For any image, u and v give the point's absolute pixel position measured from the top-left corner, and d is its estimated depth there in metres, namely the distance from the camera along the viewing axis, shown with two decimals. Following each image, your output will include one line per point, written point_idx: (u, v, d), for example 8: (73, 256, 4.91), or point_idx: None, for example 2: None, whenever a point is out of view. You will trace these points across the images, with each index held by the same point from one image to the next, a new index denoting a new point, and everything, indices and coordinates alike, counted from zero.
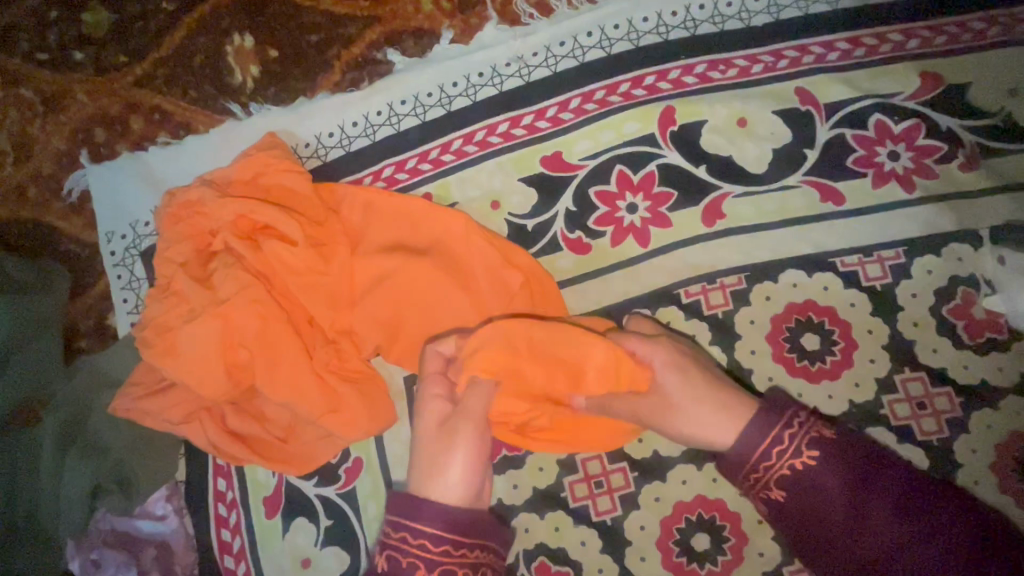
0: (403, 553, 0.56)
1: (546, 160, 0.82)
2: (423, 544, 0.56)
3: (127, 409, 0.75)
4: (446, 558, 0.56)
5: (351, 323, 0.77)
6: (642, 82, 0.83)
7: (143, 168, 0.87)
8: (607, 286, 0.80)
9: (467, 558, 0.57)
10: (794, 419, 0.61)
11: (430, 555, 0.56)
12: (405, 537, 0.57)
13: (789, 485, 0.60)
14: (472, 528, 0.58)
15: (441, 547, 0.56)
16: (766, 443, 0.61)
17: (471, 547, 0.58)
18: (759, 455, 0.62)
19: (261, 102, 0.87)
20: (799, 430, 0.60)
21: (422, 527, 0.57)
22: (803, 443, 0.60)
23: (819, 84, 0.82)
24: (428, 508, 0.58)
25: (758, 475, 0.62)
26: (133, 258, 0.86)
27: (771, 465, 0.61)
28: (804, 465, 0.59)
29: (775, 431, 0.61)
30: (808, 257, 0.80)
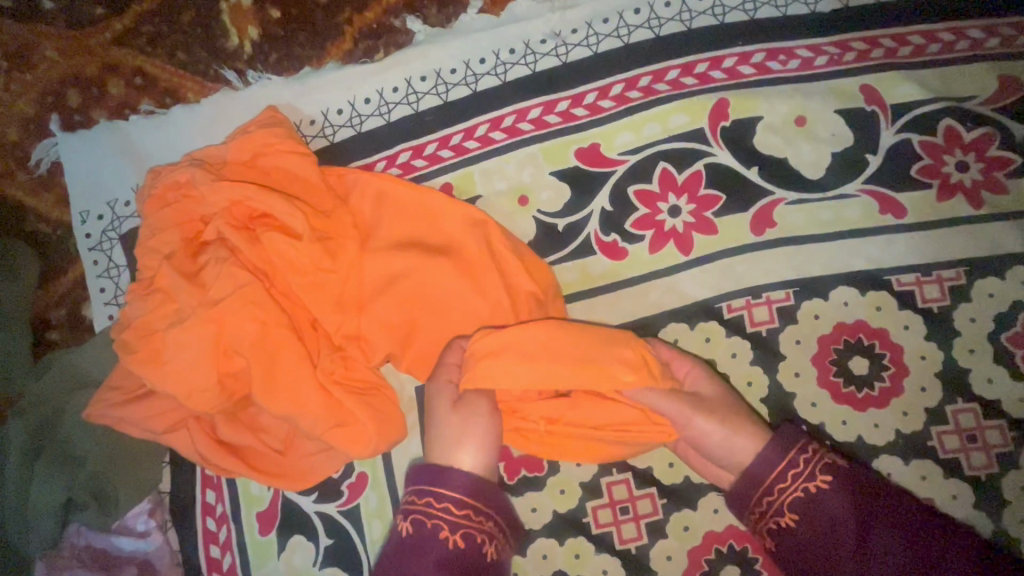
0: (431, 517, 0.58)
1: (582, 152, 0.74)
2: (448, 509, 0.58)
3: (103, 415, 0.67)
4: (466, 521, 0.57)
5: (360, 328, 0.68)
6: (692, 70, 0.74)
7: (124, 140, 0.77)
8: (642, 296, 0.73)
9: (485, 525, 0.58)
10: (809, 445, 0.60)
11: (453, 518, 0.57)
12: (431, 503, 0.58)
13: (800, 512, 0.57)
14: (487, 493, 0.60)
15: (463, 511, 0.58)
16: (783, 465, 0.60)
17: (491, 514, 0.59)
18: (773, 478, 0.60)
19: (260, 70, 0.77)
20: (813, 454, 0.59)
21: (447, 494, 0.58)
22: (816, 467, 0.58)
23: (887, 82, 0.74)
24: (449, 477, 0.59)
25: (771, 499, 0.60)
26: (111, 242, 0.76)
27: (784, 488, 0.59)
28: (817, 490, 0.57)
29: (791, 454, 0.60)
30: (862, 273, 0.73)
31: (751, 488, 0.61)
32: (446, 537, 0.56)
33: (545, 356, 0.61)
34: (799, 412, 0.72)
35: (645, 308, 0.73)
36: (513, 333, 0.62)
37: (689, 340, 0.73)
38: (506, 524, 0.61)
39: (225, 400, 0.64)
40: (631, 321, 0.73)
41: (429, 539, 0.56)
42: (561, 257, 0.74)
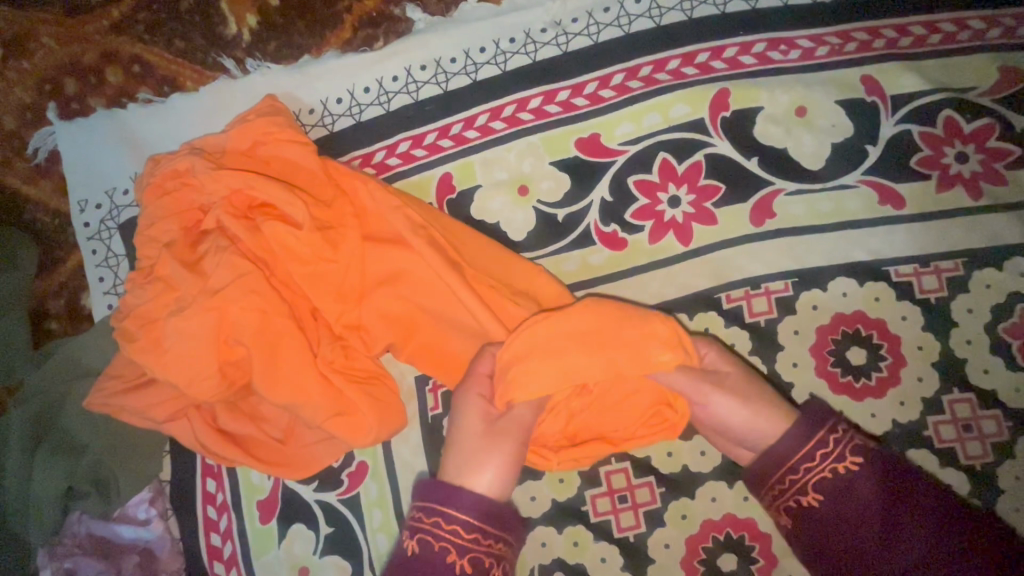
0: (437, 537, 0.55)
1: (582, 142, 0.74)
2: (456, 531, 0.55)
3: (104, 404, 0.67)
4: (474, 545, 0.54)
5: (361, 318, 0.69)
6: (693, 59, 0.74)
7: (122, 130, 0.76)
8: (641, 287, 0.73)
9: (495, 546, 0.55)
10: (838, 426, 0.57)
11: (461, 541, 0.54)
12: (438, 522, 0.55)
13: (824, 492, 0.55)
14: (501, 515, 0.56)
15: (473, 534, 0.55)
16: (811, 445, 0.57)
17: (501, 535, 0.56)
18: (800, 456, 0.57)
19: (259, 58, 0.76)
20: (844, 435, 0.56)
21: (456, 514, 0.55)
22: (845, 449, 0.55)
23: (887, 72, 0.74)
24: (461, 495, 0.56)
25: (794, 476, 0.57)
26: (110, 232, 0.76)
27: (811, 467, 0.56)
28: (845, 472, 0.55)
29: (821, 433, 0.57)
30: (860, 264, 0.73)
31: (772, 465, 0.58)
32: (452, 562, 0.53)
33: (568, 346, 0.60)
34: (797, 402, 0.73)
35: (644, 299, 0.73)
36: (543, 326, 0.61)
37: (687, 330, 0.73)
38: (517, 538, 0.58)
39: (226, 388, 0.64)
40: None
41: (434, 561, 0.54)
42: (560, 247, 0.74)
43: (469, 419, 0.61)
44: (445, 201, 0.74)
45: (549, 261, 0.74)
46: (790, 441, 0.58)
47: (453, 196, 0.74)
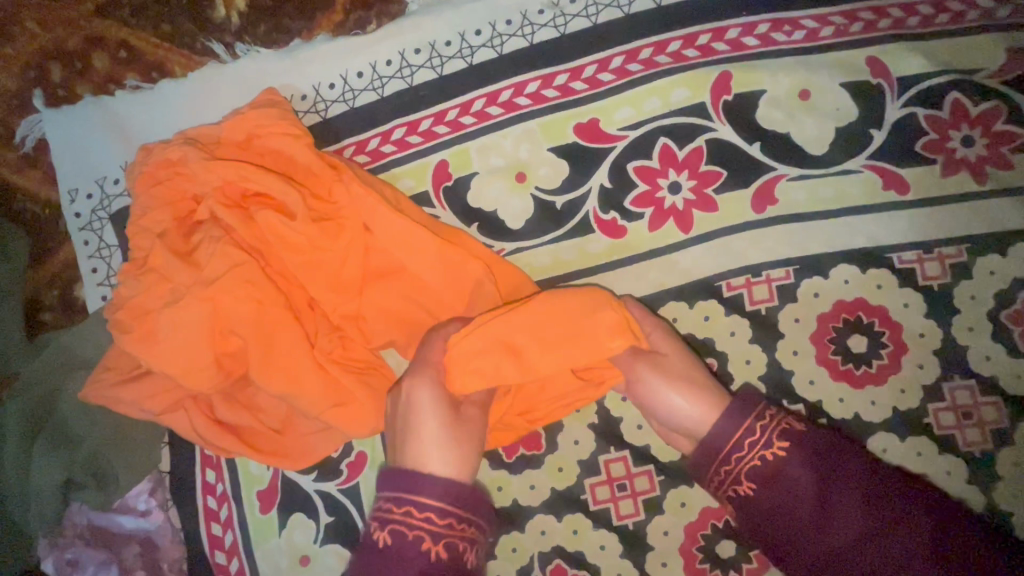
0: (410, 527, 0.51)
1: (581, 127, 0.72)
2: (430, 518, 0.51)
3: (99, 397, 0.66)
4: (449, 530, 0.52)
5: (359, 309, 0.68)
6: (695, 41, 0.72)
7: (111, 117, 0.75)
8: (640, 275, 0.72)
9: (468, 530, 0.53)
10: (766, 412, 0.59)
11: (433, 527, 0.51)
12: (410, 513, 0.52)
13: (758, 479, 0.57)
14: (472, 500, 0.54)
15: (447, 521, 0.52)
16: (739, 434, 0.58)
17: (474, 518, 0.54)
18: (730, 445, 0.59)
19: (249, 43, 0.75)
20: (770, 420, 0.58)
21: (428, 501, 0.52)
22: (772, 434, 0.57)
23: (894, 53, 0.72)
24: (430, 482, 0.53)
25: (729, 467, 0.59)
26: (102, 222, 0.75)
27: (742, 457, 0.58)
28: (773, 457, 0.56)
29: (748, 422, 0.58)
30: (862, 251, 0.72)
31: (707, 459, 0.60)
32: (428, 549, 0.50)
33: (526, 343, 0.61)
34: (797, 391, 0.72)
35: (644, 287, 0.72)
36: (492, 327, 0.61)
37: (688, 319, 0.72)
38: (490, 523, 0.56)
39: (223, 380, 0.64)
40: (630, 300, 0.72)
41: (408, 552, 0.50)
42: (559, 236, 0.73)
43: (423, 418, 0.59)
44: (442, 188, 0.73)
45: (548, 249, 0.73)
46: (716, 437, 0.60)
47: (449, 183, 0.73)
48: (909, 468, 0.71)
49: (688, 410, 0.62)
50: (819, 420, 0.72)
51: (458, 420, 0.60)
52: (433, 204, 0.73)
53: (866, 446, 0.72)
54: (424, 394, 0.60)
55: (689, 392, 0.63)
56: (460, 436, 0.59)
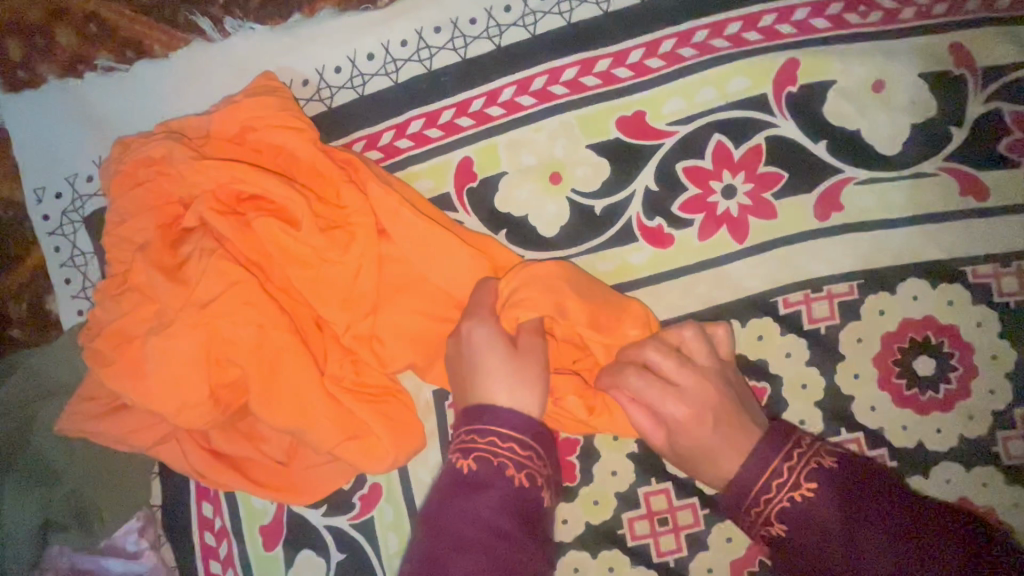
0: (495, 455, 0.46)
1: (624, 121, 0.63)
2: (515, 449, 0.47)
3: (77, 430, 0.58)
4: (529, 463, 0.47)
5: (373, 328, 0.59)
6: (757, 23, 0.63)
7: (81, 105, 0.65)
8: (687, 290, 0.65)
9: (545, 467, 0.48)
10: (795, 449, 0.47)
11: (518, 457, 0.47)
12: (493, 442, 0.47)
13: (789, 523, 0.45)
14: (549, 438, 0.50)
15: (527, 452, 0.47)
16: (764, 475, 0.46)
17: (549, 458, 0.49)
18: (756, 486, 0.47)
19: (240, 17, 0.63)
20: (801, 459, 0.46)
21: (510, 431, 0.48)
22: (802, 473, 0.45)
23: (980, 40, 0.63)
24: (507, 415, 0.48)
25: (757, 510, 0.47)
26: (74, 225, 0.66)
27: (770, 499, 0.46)
28: (804, 499, 0.44)
29: (774, 461, 0.47)
30: (934, 264, 0.65)
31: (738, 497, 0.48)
32: (512, 478, 0.46)
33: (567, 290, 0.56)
34: (857, 417, 0.66)
35: (691, 303, 0.64)
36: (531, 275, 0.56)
37: (739, 338, 0.65)
38: (557, 469, 0.51)
39: (220, 415, 0.56)
40: (675, 318, 0.65)
41: (493, 479, 0.45)
42: (597, 245, 0.64)
43: (486, 354, 0.52)
44: (466, 190, 0.64)
45: (585, 260, 0.64)
46: (747, 475, 0.47)
47: (473, 183, 0.64)
48: (978, 502, 0.65)
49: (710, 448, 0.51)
50: (880, 449, 0.65)
51: (516, 353, 0.53)
52: (455, 208, 0.64)
53: (929, 476, 0.65)
54: (484, 331, 0.54)
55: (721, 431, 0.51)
56: (522, 368, 0.52)
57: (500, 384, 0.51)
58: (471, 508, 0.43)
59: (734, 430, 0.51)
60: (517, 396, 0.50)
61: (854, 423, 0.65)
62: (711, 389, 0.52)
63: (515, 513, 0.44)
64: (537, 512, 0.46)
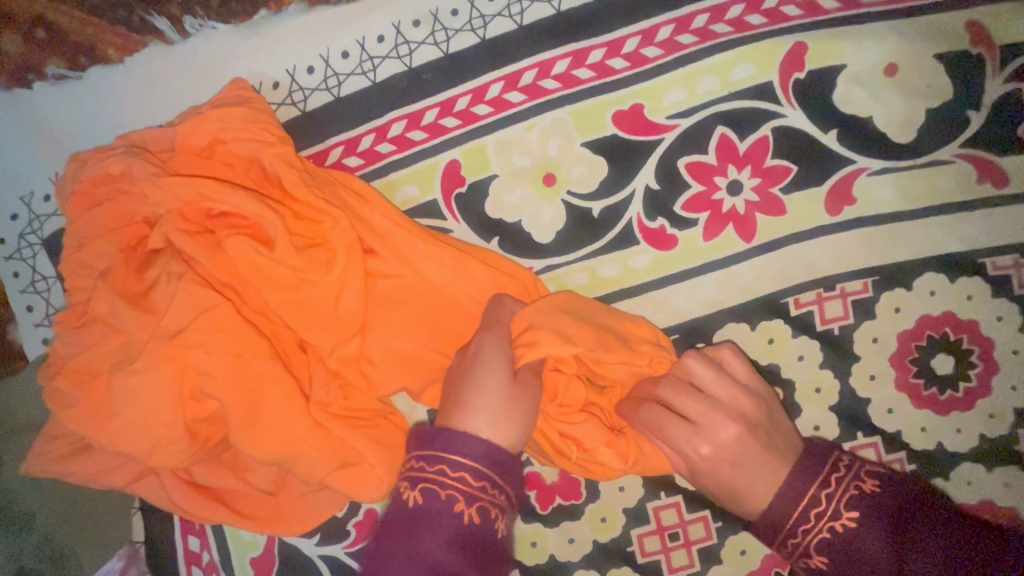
0: (442, 486, 0.42)
1: (621, 116, 0.59)
2: (467, 479, 0.42)
3: (45, 472, 0.54)
4: (482, 494, 0.43)
5: (361, 348, 0.55)
6: (760, 5, 0.58)
7: (34, 120, 0.60)
8: (693, 293, 0.61)
9: (502, 497, 0.44)
10: (832, 475, 0.45)
11: (468, 488, 0.42)
12: (442, 470, 0.43)
13: (831, 556, 0.43)
14: (510, 464, 0.45)
15: (482, 482, 0.43)
16: (802, 505, 0.44)
17: (508, 484, 0.45)
18: (795, 517, 0.44)
19: (200, 15, 0.58)
20: (838, 487, 0.44)
21: (462, 459, 0.43)
22: (841, 501, 0.43)
23: (998, 16, 0.59)
24: (465, 440, 0.44)
25: (795, 541, 0.44)
26: (33, 248, 0.62)
27: (808, 530, 0.43)
28: (846, 530, 0.42)
29: (812, 489, 0.44)
30: (952, 256, 0.61)
31: (770, 530, 0.45)
32: (462, 513, 0.41)
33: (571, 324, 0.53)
34: (874, 420, 0.62)
35: (697, 308, 0.61)
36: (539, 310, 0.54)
37: (749, 343, 0.61)
38: (522, 493, 0.47)
39: (199, 448, 0.52)
40: (680, 323, 0.61)
41: (439, 513, 0.41)
42: (596, 249, 0.60)
43: (489, 373, 0.49)
44: (454, 196, 0.60)
45: (584, 266, 0.61)
46: (779, 506, 0.45)
47: (462, 189, 0.60)
48: (1000, 503, 0.62)
49: (751, 472, 0.48)
50: (898, 452, 0.62)
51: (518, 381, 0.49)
52: (444, 215, 0.60)
53: (948, 479, 0.62)
54: (490, 349, 0.50)
55: (760, 452, 0.48)
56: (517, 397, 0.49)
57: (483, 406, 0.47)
58: (413, 547, 0.40)
59: (752, 470, 0.48)
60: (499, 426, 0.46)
61: (871, 427, 0.62)
62: (729, 427, 0.49)
63: (463, 550, 0.40)
64: (489, 547, 0.42)
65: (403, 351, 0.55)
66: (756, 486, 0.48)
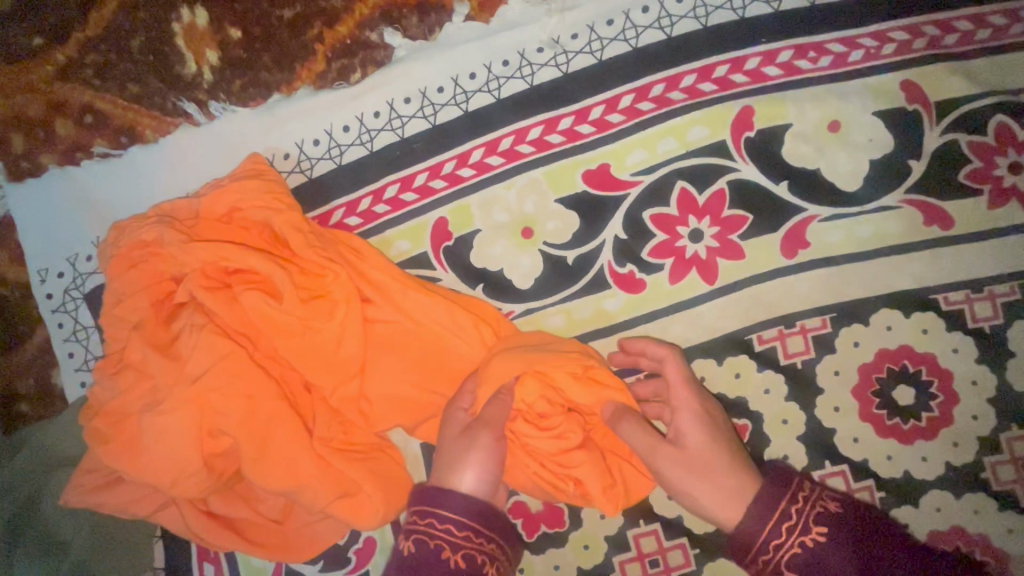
0: (432, 536, 0.50)
1: (590, 175, 0.66)
2: (452, 530, 0.50)
3: (80, 502, 0.61)
4: (467, 543, 0.50)
5: (359, 389, 0.61)
6: (711, 74, 0.65)
7: (80, 191, 0.69)
8: (663, 331, 0.66)
9: (488, 545, 0.51)
10: (799, 493, 0.48)
11: (453, 538, 0.50)
12: (432, 523, 0.51)
13: (802, 571, 0.45)
14: (492, 515, 0.52)
15: (465, 532, 0.50)
16: (773, 520, 0.47)
17: (494, 533, 0.52)
18: (767, 533, 0.47)
19: (224, 100, 0.67)
20: (807, 502, 0.47)
21: (447, 512, 0.51)
22: (809, 517, 0.46)
23: (931, 76, 0.65)
24: (450, 496, 0.52)
25: (766, 558, 0.47)
26: (76, 302, 0.70)
27: (780, 545, 0.46)
28: (814, 546, 0.45)
29: (782, 505, 0.47)
30: (905, 293, 0.66)
31: (744, 543, 0.48)
32: (448, 559, 0.49)
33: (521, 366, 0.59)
34: (841, 450, 0.66)
35: (666, 345, 0.66)
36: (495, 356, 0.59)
37: (716, 377, 0.66)
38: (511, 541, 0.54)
39: (215, 481, 0.58)
40: None
41: (429, 560, 0.49)
42: (571, 293, 0.66)
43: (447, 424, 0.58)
44: (442, 249, 0.67)
45: (560, 309, 0.67)
46: (751, 521, 0.48)
47: (449, 242, 0.67)
48: (969, 529, 0.64)
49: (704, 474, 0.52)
50: (866, 480, 0.65)
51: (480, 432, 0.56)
52: (433, 265, 0.67)
53: (917, 506, 0.65)
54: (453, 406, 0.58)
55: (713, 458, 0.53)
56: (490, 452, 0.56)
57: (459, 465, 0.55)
58: None
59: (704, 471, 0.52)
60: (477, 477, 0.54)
61: (838, 456, 0.66)
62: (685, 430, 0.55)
63: None
64: None
65: (397, 390, 0.62)
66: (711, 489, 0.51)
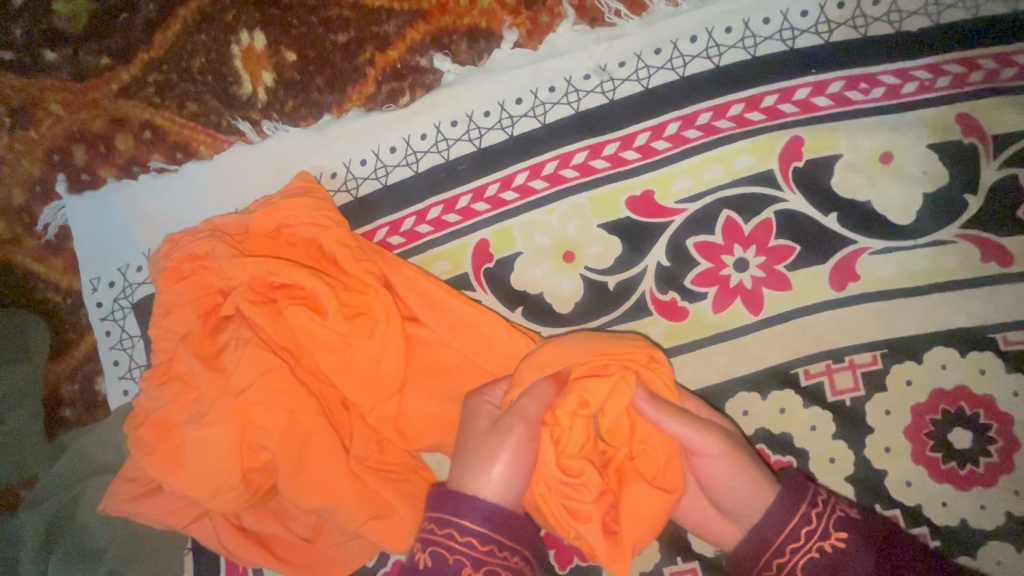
0: (451, 551, 0.48)
1: (633, 201, 0.66)
2: (473, 543, 0.48)
3: (118, 510, 0.62)
4: (490, 558, 0.48)
5: (398, 408, 0.61)
6: (759, 104, 0.65)
7: (135, 203, 0.72)
8: (705, 362, 0.65)
9: (513, 559, 0.49)
10: (818, 497, 0.52)
11: (476, 554, 0.48)
12: (452, 534, 0.49)
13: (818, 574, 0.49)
14: (514, 524, 0.50)
15: (487, 546, 0.48)
16: (794, 523, 0.51)
17: (518, 547, 0.50)
18: (784, 536, 0.51)
19: (276, 120, 0.70)
20: (826, 506, 0.51)
21: (468, 525, 0.49)
22: (829, 522, 0.50)
23: (989, 110, 0.64)
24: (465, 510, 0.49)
25: (783, 560, 0.50)
26: (124, 311, 0.72)
27: (798, 548, 0.50)
28: (834, 549, 0.49)
29: (802, 509, 0.51)
30: (961, 332, 0.63)
31: (762, 550, 0.51)
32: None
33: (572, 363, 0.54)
34: (892, 493, 0.63)
35: (708, 376, 0.65)
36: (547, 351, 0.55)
37: (760, 412, 0.64)
38: (532, 548, 0.52)
39: (251, 495, 0.58)
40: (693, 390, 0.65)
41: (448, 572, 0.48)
42: (613, 319, 0.66)
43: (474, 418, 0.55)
44: (483, 270, 0.67)
45: None
46: (772, 523, 0.51)
47: (490, 264, 0.67)
48: None
49: (740, 488, 0.52)
50: (919, 527, 0.62)
51: (502, 431, 0.52)
52: (473, 286, 0.67)
53: (975, 557, 0.61)
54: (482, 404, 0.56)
55: (743, 469, 0.53)
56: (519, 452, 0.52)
57: (475, 470, 0.51)
58: None
59: (737, 484, 0.52)
60: (505, 481, 0.51)
61: (889, 499, 0.63)
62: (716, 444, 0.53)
63: None
64: None
65: (435, 410, 0.61)
66: (749, 505, 0.52)
